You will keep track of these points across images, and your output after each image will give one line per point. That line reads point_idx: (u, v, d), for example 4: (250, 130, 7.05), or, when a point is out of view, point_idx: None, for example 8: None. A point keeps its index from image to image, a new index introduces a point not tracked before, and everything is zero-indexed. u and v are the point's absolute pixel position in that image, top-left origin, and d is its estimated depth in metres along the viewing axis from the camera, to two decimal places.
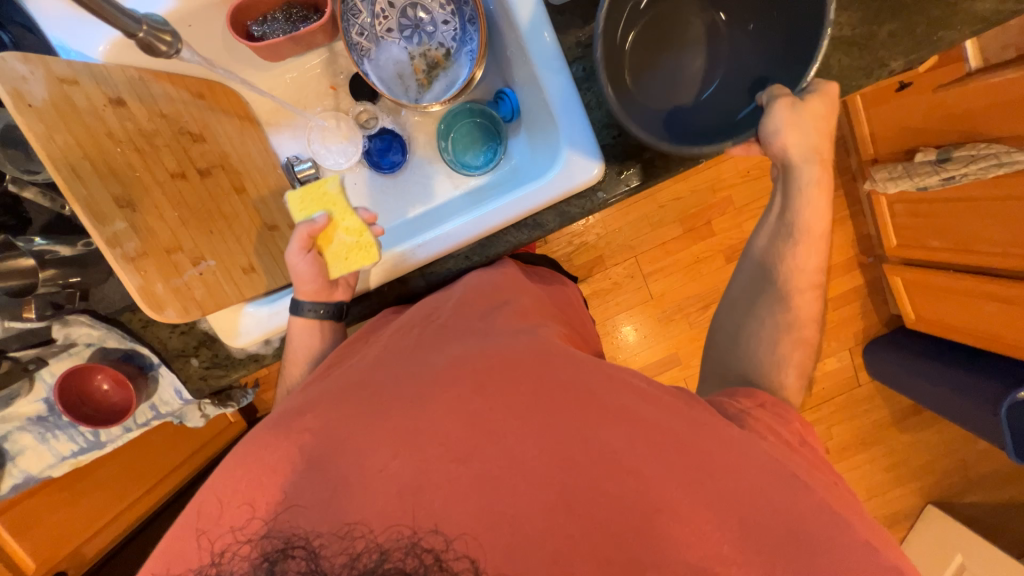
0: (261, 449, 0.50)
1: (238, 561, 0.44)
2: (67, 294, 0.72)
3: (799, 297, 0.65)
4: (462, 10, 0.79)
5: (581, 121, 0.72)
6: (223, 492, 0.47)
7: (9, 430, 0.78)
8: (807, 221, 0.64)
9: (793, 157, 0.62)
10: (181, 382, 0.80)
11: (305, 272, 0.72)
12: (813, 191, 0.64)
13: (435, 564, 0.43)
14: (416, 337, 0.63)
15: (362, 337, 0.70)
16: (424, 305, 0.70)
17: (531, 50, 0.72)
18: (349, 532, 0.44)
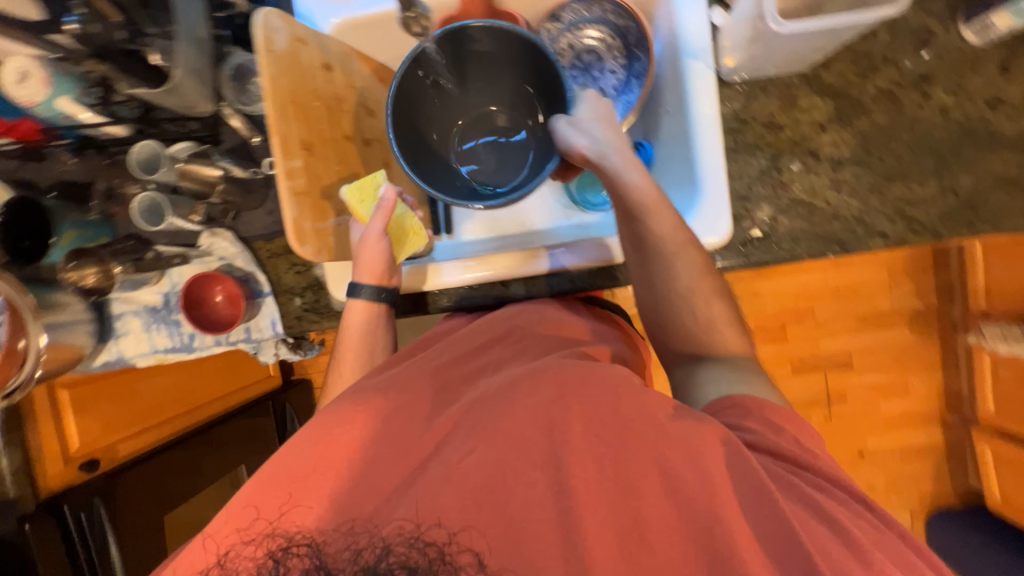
0: (332, 425, 0.59)
1: (241, 560, 0.52)
2: (223, 210, 0.81)
3: (684, 271, 0.70)
4: (633, 65, 0.85)
5: (719, 188, 0.75)
6: (241, 498, 0.56)
7: (125, 310, 0.86)
8: (659, 220, 0.68)
9: (616, 174, 0.68)
10: (279, 316, 0.85)
11: (371, 257, 0.76)
12: (645, 199, 0.68)
13: (439, 559, 0.50)
14: (483, 359, 0.69)
15: (419, 345, 0.76)
16: (497, 319, 0.76)
17: (694, 113, 0.76)
18: (353, 528, 0.52)
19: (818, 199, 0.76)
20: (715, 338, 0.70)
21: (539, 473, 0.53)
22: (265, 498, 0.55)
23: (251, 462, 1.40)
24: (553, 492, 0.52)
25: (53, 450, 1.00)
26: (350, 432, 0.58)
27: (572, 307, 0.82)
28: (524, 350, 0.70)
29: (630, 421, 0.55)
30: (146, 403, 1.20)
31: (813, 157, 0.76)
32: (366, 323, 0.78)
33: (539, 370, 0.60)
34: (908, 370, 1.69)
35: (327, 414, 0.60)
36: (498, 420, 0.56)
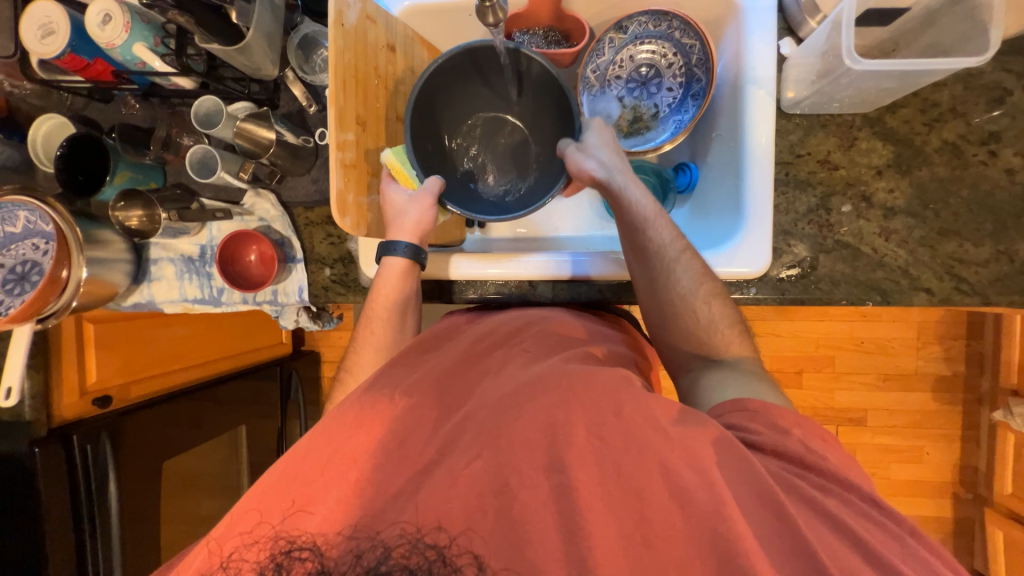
0: (341, 434, 0.58)
1: (245, 562, 0.52)
2: (270, 171, 0.83)
3: (684, 275, 0.71)
4: (691, 84, 0.84)
5: (763, 221, 0.74)
6: (249, 504, 0.55)
7: (162, 257, 0.88)
8: (665, 237, 0.71)
9: (626, 197, 0.70)
10: (307, 283, 0.86)
11: (414, 212, 0.72)
12: (653, 218, 0.71)
13: (438, 561, 0.50)
14: (489, 363, 0.70)
15: (429, 341, 0.76)
16: (514, 321, 0.77)
17: (749, 141, 0.75)
18: (353, 533, 0.52)
19: (866, 245, 0.74)
20: (715, 336, 0.70)
21: (550, 485, 0.53)
22: (269, 506, 0.55)
23: (253, 422, 1.42)
24: (554, 498, 0.53)
25: (71, 381, 1.03)
26: (357, 440, 0.58)
27: (583, 313, 0.81)
28: (530, 353, 0.69)
29: (644, 445, 0.54)
30: (160, 351, 1.22)
31: (864, 202, 0.74)
32: (397, 291, 0.76)
33: (559, 378, 0.59)
34: (924, 437, 1.63)
35: (328, 424, 0.59)
36: (514, 424, 0.56)
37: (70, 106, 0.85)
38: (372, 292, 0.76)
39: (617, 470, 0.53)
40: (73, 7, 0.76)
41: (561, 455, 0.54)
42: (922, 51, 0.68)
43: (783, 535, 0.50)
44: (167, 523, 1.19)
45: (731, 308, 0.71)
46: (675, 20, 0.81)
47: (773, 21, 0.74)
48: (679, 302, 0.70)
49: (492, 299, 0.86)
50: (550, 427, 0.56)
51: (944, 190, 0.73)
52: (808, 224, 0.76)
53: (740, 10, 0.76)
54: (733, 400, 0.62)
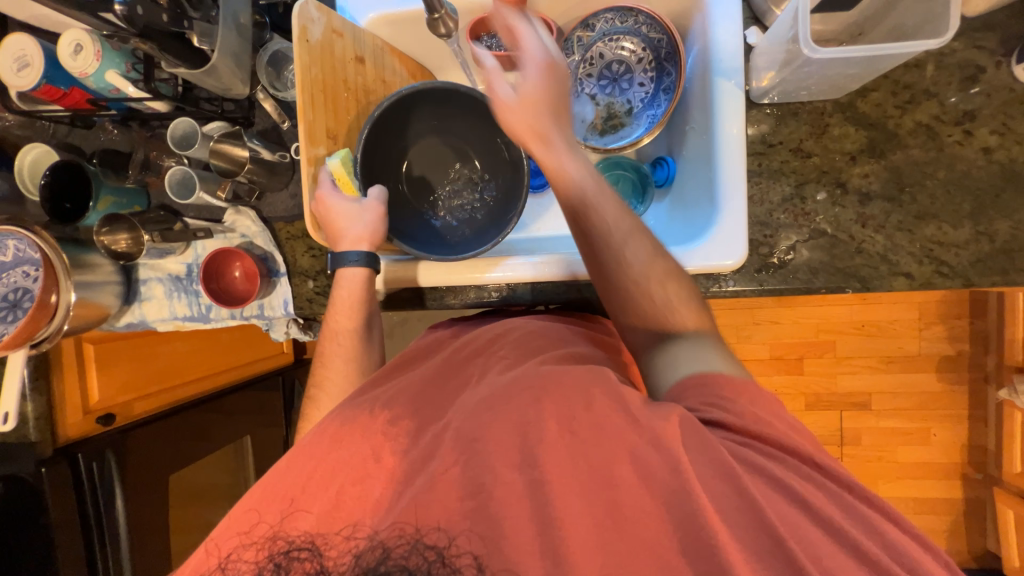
0: (324, 447, 0.56)
1: (241, 563, 0.51)
2: (250, 189, 0.83)
3: (637, 256, 0.67)
4: (662, 78, 0.85)
5: (737, 212, 0.73)
6: (249, 505, 0.55)
7: (151, 277, 0.90)
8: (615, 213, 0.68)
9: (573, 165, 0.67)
10: (291, 297, 0.87)
11: (370, 220, 0.75)
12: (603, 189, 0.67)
13: (438, 562, 0.47)
14: (469, 372, 0.68)
15: (402, 360, 0.76)
16: (491, 329, 0.76)
17: (721, 131, 0.74)
18: (353, 532, 0.52)
19: (842, 232, 0.74)
20: (673, 318, 0.65)
21: (528, 483, 0.50)
22: (259, 512, 0.54)
23: (258, 433, 1.45)
24: (527, 494, 0.49)
25: (75, 401, 1.05)
26: (339, 454, 0.56)
27: (564, 320, 0.79)
28: (511, 357, 0.68)
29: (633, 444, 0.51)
30: (163, 367, 1.24)
31: (839, 188, 0.74)
32: (359, 299, 0.76)
33: (534, 378, 0.57)
34: (929, 418, 1.61)
35: (308, 442, 0.58)
36: (490, 427, 0.53)
37: (54, 134, 0.87)
38: (332, 302, 0.77)
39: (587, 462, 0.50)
40: (47, 39, 0.78)
41: (539, 452, 0.51)
42: (887, 34, 0.67)
43: (781, 533, 0.47)
44: (176, 532, 1.22)
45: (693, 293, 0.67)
46: (639, 16, 0.82)
47: (740, 11, 0.73)
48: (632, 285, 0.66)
49: (473, 302, 0.86)
50: (521, 426, 0.53)
51: (919, 173, 0.72)
52: (783, 213, 0.75)
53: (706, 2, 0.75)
54: (697, 376, 0.59)
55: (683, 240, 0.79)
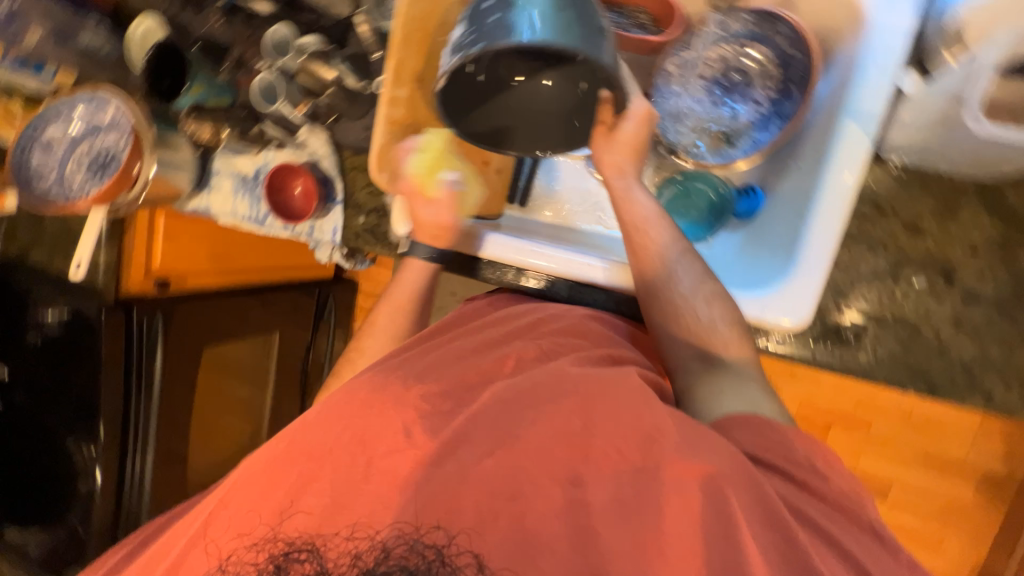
0: (351, 412, 0.54)
1: (248, 564, 0.50)
2: (327, 111, 0.84)
3: (688, 283, 0.66)
4: (782, 102, 0.76)
5: (814, 273, 0.66)
6: (247, 499, 0.53)
7: (223, 170, 0.94)
8: (660, 236, 0.67)
9: (616, 189, 0.70)
10: (341, 227, 0.89)
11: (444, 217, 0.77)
12: (650, 215, 0.68)
13: (437, 561, 0.47)
14: (505, 353, 0.63)
15: (442, 328, 0.74)
16: (530, 315, 0.71)
17: (831, 180, 0.65)
18: (353, 533, 0.49)
19: (929, 328, 0.66)
20: (715, 337, 0.63)
21: (568, 501, 0.48)
22: (276, 473, 0.53)
23: (286, 332, 1.53)
24: (564, 505, 0.48)
25: (141, 258, 1.14)
26: (365, 422, 0.53)
27: (610, 323, 0.74)
28: (546, 351, 0.63)
29: (690, 488, 0.46)
30: (219, 250, 1.32)
31: (945, 279, 0.65)
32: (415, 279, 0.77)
33: (588, 391, 0.53)
34: (948, 528, 1.49)
35: (336, 405, 0.55)
36: (529, 427, 0.51)
37: None
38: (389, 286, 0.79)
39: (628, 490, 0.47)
40: None
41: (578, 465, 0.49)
42: None
43: None
44: (201, 411, 1.32)
45: (735, 318, 0.64)
46: (780, 25, 0.72)
47: (904, 46, 0.62)
48: (678, 305, 0.65)
49: (519, 283, 0.83)
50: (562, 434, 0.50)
51: None
52: (868, 290, 0.67)
53: (866, 23, 0.64)
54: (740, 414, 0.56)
55: (744, 282, 0.73)
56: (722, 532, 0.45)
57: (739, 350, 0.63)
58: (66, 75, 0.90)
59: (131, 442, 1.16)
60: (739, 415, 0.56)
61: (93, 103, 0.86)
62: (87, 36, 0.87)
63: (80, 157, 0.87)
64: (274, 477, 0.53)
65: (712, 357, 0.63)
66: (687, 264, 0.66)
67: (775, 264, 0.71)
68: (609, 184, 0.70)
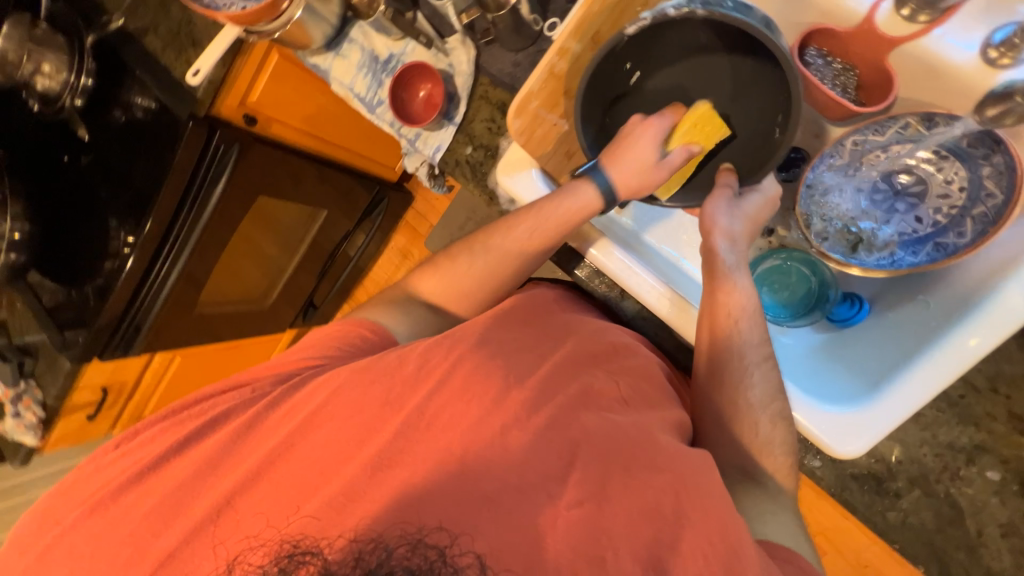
0: (429, 388, 0.55)
1: (251, 557, 0.47)
2: (486, 30, 0.78)
3: (758, 385, 0.63)
4: (947, 232, 0.69)
5: (895, 414, 0.62)
6: (265, 477, 0.52)
7: (357, 41, 0.91)
8: (744, 326, 0.63)
9: (715, 259, 0.65)
10: (445, 148, 0.85)
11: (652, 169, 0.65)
12: (743, 301, 0.64)
13: (438, 562, 0.44)
14: (578, 382, 0.60)
15: (514, 309, 0.70)
16: (595, 337, 0.67)
17: (960, 341, 0.60)
18: (364, 525, 0.46)
19: (974, 520, 0.62)
20: (767, 457, 0.61)
21: (592, 548, 0.47)
22: (326, 437, 0.53)
23: (332, 214, 1.51)
24: (576, 533, 0.47)
25: (242, 87, 1.14)
26: (442, 409, 0.54)
27: (675, 388, 0.71)
28: (609, 387, 0.62)
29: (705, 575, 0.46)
30: (311, 111, 1.31)
31: (1016, 482, 0.61)
32: (546, 228, 0.68)
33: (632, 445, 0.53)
34: None
35: (423, 367, 0.56)
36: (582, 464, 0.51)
37: None
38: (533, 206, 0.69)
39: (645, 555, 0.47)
40: None
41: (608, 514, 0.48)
42: None
43: None
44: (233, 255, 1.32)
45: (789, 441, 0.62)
46: (996, 155, 0.63)
47: None
48: (740, 407, 0.62)
49: (594, 286, 0.80)
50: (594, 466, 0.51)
51: None
52: (931, 460, 0.63)
53: None
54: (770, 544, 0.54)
55: (813, 387, 0.68)
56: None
57: (786, 478, 0.62)
58: None
59: (165, 249, 1.15)
60: (773, 542, 0.54)
61: None
62: None
63: None
64: (310, 409, 0.55)
65: (754, 470, 0.62)
66: (767, 383, 0.63)
67: (850, 387, 0.67)
68: (716, 249, 0.65)
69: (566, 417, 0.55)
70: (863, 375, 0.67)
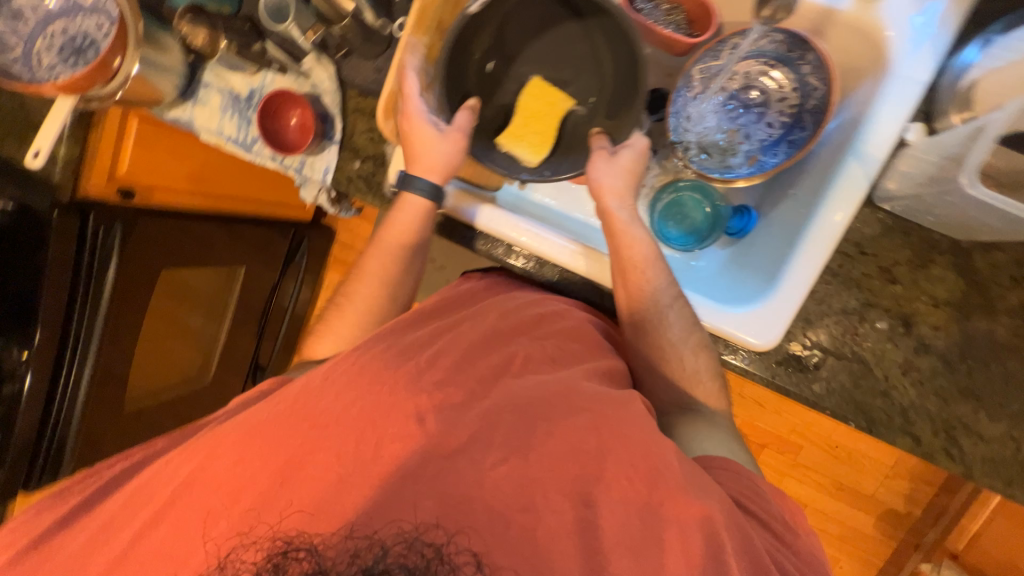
0: (364, 383, 0.52)
1: (239, 564, 0.45)
2: (338, 44, 0.79)
3: (676, 323, 0.68)
4: (793, 129, 0.78)
5: (793, 298, 0.68)
6: (226, 509, 0.47)
7: (213, 84, 0.87)
8: (650, 274, 0.68)
9: (613, 222, 0.69)
10: (334, 168, 0.84)
11: (445, 150, 0.69)
12: (646, 254, 0.68)
13: (436, 560, 0.43)
14: (514, 351, 0.62)
15: (434, 309, 0.72)
16: (525, 308, 0.70)
17: (826, 219, 0.67)
18: (351, 531, 0.45)
19: (879, 367, 0.70)
20: (697, 387, 0.67)
21: (565, 507, 0.48)
22: (270, 442, 0.50)
23: (252, 268, 1.42)
24: (541, 492, 0.48)
25: (105, 160, 1.03)
26: (378, 397, 0.51)
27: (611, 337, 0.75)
28: (545, 353, 0.63)
29: (662, 489, 0.49)
30: (194, 172, 1.23)
31: (903, 326, 0.69)
32: (412, 226, 0.73)
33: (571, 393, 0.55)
34: (847, 552, 1.61)
35: (340, 379, 0.53)
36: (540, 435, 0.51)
37: None
38: (390, 215, 0.74)
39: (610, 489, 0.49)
40: None
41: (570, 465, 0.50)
42: None
43: None
44: (157, 337, 1.25)
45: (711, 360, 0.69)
46: (809, 54, 0.72)
47: (913, 100, 0.65)
48: (665, 349, 0.67)
49: (513, 262, 0.82)
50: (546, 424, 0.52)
51: (979, 333, 0.68)
52: (835, 328, 0.71)
53: (885, 71, 0.66)
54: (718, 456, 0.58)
55: (726, 298, 0.74)
56: (703, 552, 0.46)
57: (716, 401, 0.68)
58: None
59: (68, 350, 0.99)
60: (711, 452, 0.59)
61: None
62: None
63: (54, 36, 0.78)
64: (255, 435, 0.50)
65: (684, 404, 0.67)
66: (681, 320, 0.68)
67: (753, 286, 0.74)
68: (610, 210, 0.69)
69: (511, 386, 0.56)
70: (763, 274, 0.74)
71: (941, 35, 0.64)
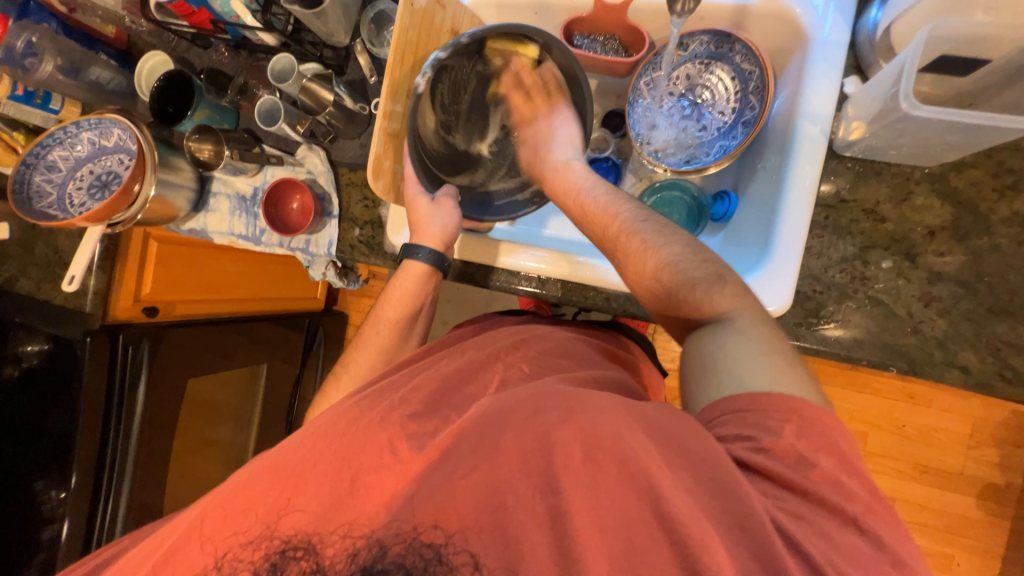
0: (337, 430, 0.57)
1: (243, 562, 0.52)
2: (325, 131, 0.90)
3: (655, 239, 0.65)
4: (744, 112, 0.84)
5: (793, 258, 0.69)
6: (239, 530, 0.54)
7: (222, 191, 0.97)
8: (603, 199, 0.72)
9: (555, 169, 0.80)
10: (336, 239, 0.91)
11: (439, 221, 0.77)
12: (601, 188, 0.74)
13: (434, 560, 0.47)
14: (489, 378, 0.66)
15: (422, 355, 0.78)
16: (519, 333, 0.75)
17: (799, 179, 0.70)
18: (349, 532, 0.51)
19: (900, 307, 0.69)
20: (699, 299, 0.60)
21: (547, 486, 0.48)
22: (260, 491, 0.54)
23: (274, 363, 1.45)
24: (542, 492, 0.48)
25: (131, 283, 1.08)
26: (354, 438, 0.56)
27: (603, 344, 0.77)
28: (529, 373, 0.65)
29: (672, 461, 0.47)
30: (207, 279, 1.29)
31: (908, 260, 0.70)
32: (410, 291, 0.80)
33: (559, 394, 0.55)
34: (956, 545, 1.43)
35: (340, 426, 0.58)
36: (529, 428, 0.52)
37: (175, 47, 0.97)
38: (388, 290, 0.81)
39: (601, 471, 0.48)
40: None
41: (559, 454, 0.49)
42: (999, 109, 0.65)
43: None
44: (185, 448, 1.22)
45: (701, 255, 0.63)
46: (736, 44, 0.80)
47: (842, 61, 0.71)
48: (654, 262, 0.64)
49: (519, 291, 0.84)
50: (541, 422, 0.51)
51: (983, 245, 0.68)
52: (840, 279, 0.71)
53: (809, 42, 0.73)
54: (741, 397, 0.52)
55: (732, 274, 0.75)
56: (716, 512, 0.45)
57: (726, 302, 0.59)
58: (71, 105, 0.95)
59: (105, 479, 1.00)
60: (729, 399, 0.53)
61: (98, 126, 0.89)
62: (97, 70, 0.91)
63: (81, 178, 0.90)
64: (253, 495, 0.54)
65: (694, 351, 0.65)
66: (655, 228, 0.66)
67: (749, 259, 0.76)
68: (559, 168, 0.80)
69: (511, 393, 0.57)
70: (756, 246, 0.76)
71: (845, 3, 0.71)
